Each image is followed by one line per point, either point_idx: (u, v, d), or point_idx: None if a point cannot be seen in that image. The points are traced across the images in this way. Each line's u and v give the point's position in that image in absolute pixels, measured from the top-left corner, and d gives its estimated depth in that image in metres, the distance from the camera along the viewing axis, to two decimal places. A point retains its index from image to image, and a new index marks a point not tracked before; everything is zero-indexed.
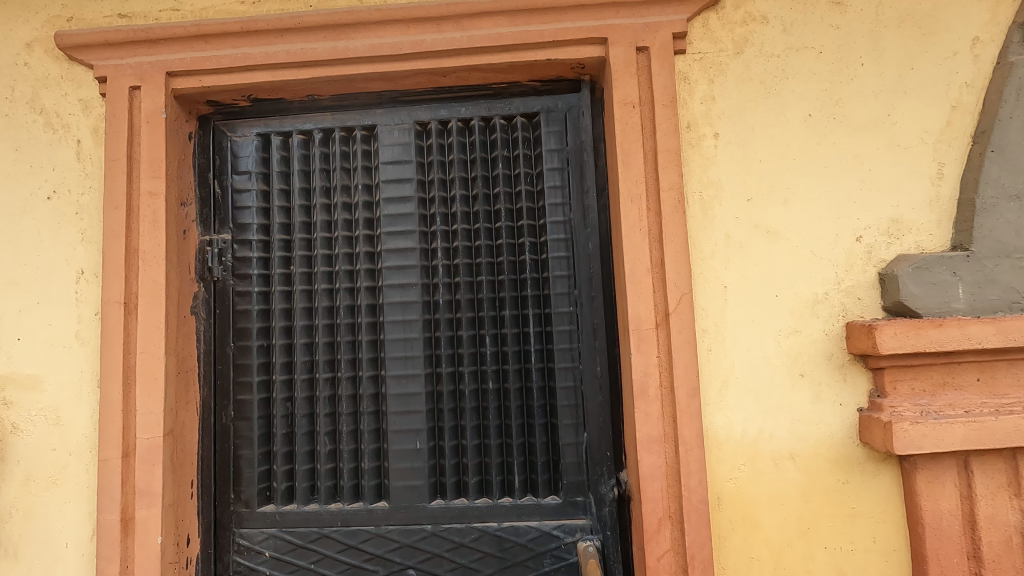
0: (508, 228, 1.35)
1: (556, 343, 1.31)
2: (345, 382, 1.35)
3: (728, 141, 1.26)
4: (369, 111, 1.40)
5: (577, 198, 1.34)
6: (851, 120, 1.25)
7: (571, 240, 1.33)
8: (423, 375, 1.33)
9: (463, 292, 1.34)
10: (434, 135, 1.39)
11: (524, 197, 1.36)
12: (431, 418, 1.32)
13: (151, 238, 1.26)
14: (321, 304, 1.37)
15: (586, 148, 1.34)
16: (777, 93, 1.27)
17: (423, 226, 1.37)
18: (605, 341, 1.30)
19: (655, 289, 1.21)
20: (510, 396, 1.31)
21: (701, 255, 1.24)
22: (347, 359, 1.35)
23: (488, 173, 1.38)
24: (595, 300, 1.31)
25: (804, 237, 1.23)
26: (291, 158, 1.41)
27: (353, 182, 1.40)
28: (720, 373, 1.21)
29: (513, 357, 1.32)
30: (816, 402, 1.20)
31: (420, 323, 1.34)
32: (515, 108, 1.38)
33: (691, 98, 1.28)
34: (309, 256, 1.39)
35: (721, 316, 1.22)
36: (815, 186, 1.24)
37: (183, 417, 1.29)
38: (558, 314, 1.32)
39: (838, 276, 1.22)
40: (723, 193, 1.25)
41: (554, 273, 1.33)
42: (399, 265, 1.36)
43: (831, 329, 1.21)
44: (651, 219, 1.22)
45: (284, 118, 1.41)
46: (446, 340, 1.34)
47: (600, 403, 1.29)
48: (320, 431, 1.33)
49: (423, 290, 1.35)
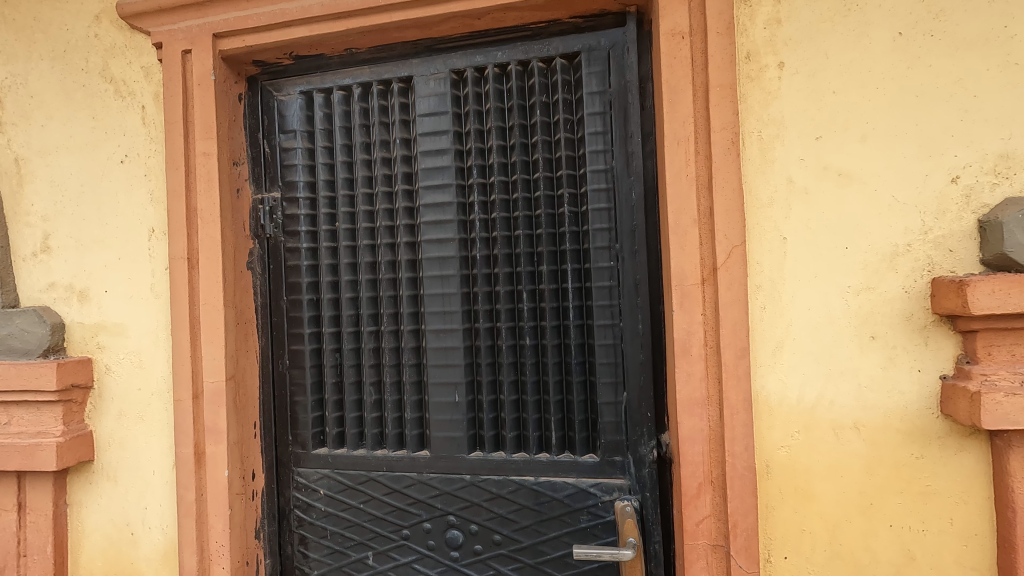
0: (545, 178, 1.29)
1: (595, 300, 1.26)
2: (387, 336, 1.38)
3: (795, 71, 1.10)
4: (405, 62, 1.37)
5: (619, 144, 1.25)
6: (954, 36, 1.05)
7: (613, 190, 1.25)
8: (461, 329, 1.33)
9: (501, 247, 1.31)
10: (471, 84, 1.33)
11: (564, 145, 1.28)
12: (468, 373, 1.33)
13: (207, 197, 1.34)
14: (364, 260, 1.40)
15: (630, 89, 1.24)
16: (860, 10, 1.08)
17: (460, 179, 1.34)
18: (648, 296, 1.22)
19: (703, 242, 1.11)
20: (547, 353, 1.28)
21: (757, 204, 1.11)
22: (390, 314, 1.38)
23: (526, 122, 1.31)
24: (637, 253, 1.23)
25: (885, 180, 1.07)
26: (332, 116, 1.43)
27: (390, 137, 1.40)
28: (775, 333, 1.10)
29: (551, 313, 1.28)
30: (889, 367, 1.06)
31: (457, 278, 1.33)
32: (554, 50, 1.29)
33: (751, 23, 1.12)
34: (351, 213, 1.42)
35: (778, 271, 1.10)
36: (901, 120, 1.06)
37: (243, 364, 1.39)
38: (598, 270, 1.26)
39: (925, 225, 1.05)
40: (786, 132, 1.10)
41: (595, 226, 1.26)
42: (436, 219, 1.35)
43: (912, 286, 1.06)
44: (700, 164, 1.11)
45: (324, 75, 1.42)
46: (483, 296, 1.32)
47: (641, 362, 1.23)
48: (366, 381, 1.39)
49: (460, 246, 1.34)
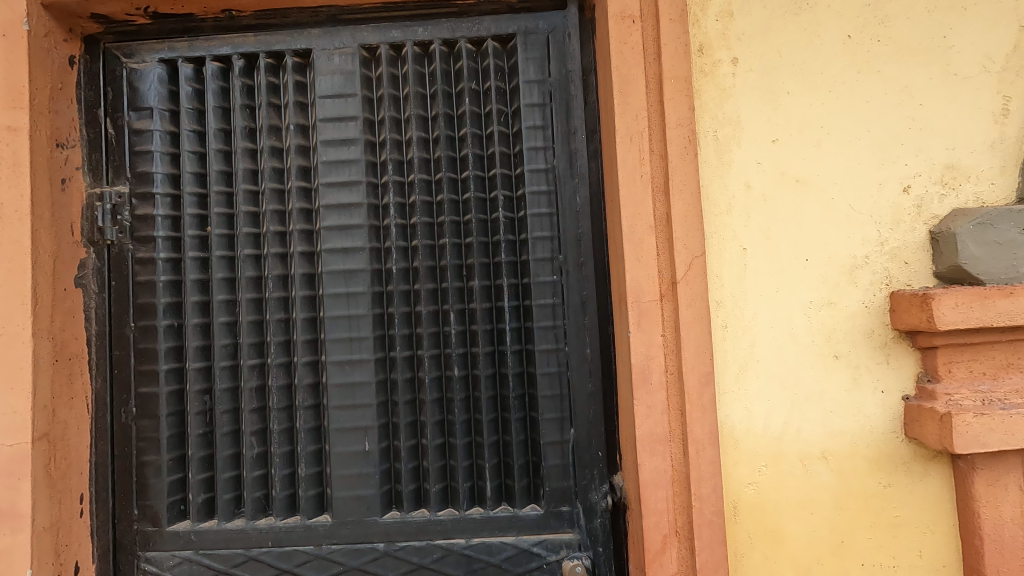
0: (475, 178, 1.09)
1: (536, 321, 1.07)
2: (274, 371, 1.09)
3: (749, 68, 1.01)
4: (302, 32, 1.12)
5: (561, 142, 1.08)
6: (899, 43, 1.01)
7: (555, 193, 1.08)
8: (373, 360, 1.08)
9: (423, 259, 1.09)
10: (385, 63, 1.11)
11: (497, 140, 1.09)
12: (382, 414, 1.08)
13: (11, 187, 0.97)
14: (245, 275, 1.10)
15: (572, 80, 1.09)
16: (810, 9, 1.02)
17: (372, 176, 1.10)
18: (596, 316, 1.06)
19: (660, 252, 0.96)
20: (480, 386, 1.07)
21: (715, 211, 1.00)
22: (279, 342, 1.09)
23: (452, 111, 1.11)
24: (582, 266, 1.07)
25: (841, 188, 1.00)
26: (204, 93, 1.13)
27: (282, 122, 1.13)
28: (738, 355, 0.98)
29: (484, 338, 1.07)
30: (853, 389, 0.98)
31: (368, 297, 1.08)
32: (484, 30, 1.10)
33: (703, 14, 1.02)
34: (229, 215, 1.12)
35: (739, 285, 0.99)
36: (854, 125, 1.01)
37: (65, 416, 1.02)
38: (538, 286, 1.07)
39: (881, 236, 0.99)
40: (742, 133, 1.01)
41: (535, 235, 1.08)
42: (340, 224, 1.10)
43: (872, 300, 0.99)
44: (655, 164, 0.98)
45: (194, 42, 1.12)
46: (400, 318, 1.08)
47: (590, 393, 1.05)
48: (247, 431, 1.08)
49: (372, 257, 1.09)
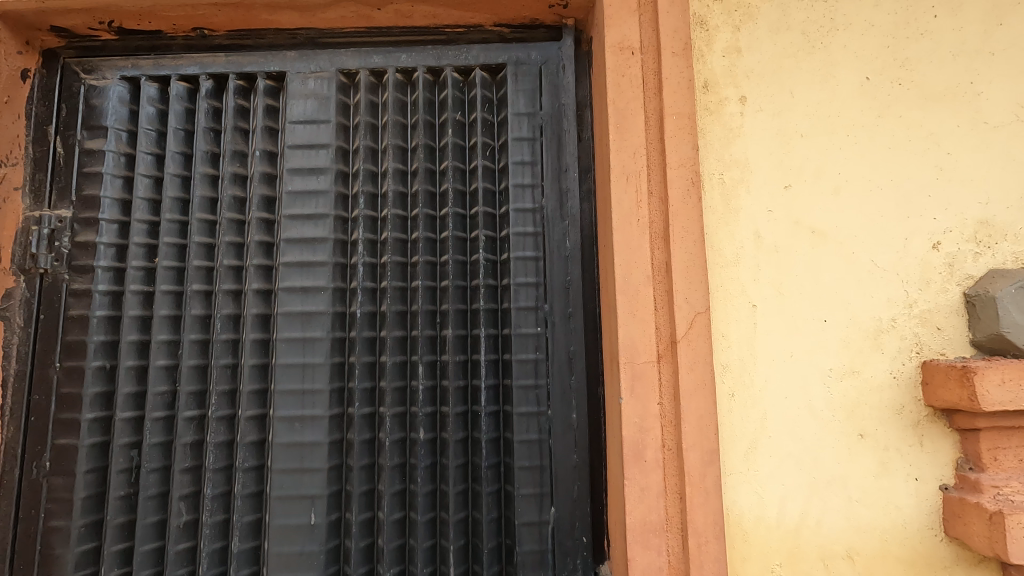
0: (455, 216, 0.99)
1: (515, 379, 0.93)
2: (213, 425, 0.95)
3: (758, 107, 0.93)
4: (277, 54, 1.04)
5: (551, 180, 0.99)
6: (922, 88, 0.93)
7: (543, 235, 0.97)
8: (327, 417, 0.94)
9: (392, 303, 0.97)
10: (363, 90, 1.02)
11: (481, 175, 1.00)
12: (333, 481, 0.93)
13: None
14: (192, 313, 0.98)
15: (565, 115, 1.00)
16: (824, 48, 0.94)
17: (341, 209, 1.00)
18: (585, 374, 0.93)
19: (659, 306, 0.84)
20: (449, 453, 0.92)
21: (721, 261, 0.88)
22: (223, 392, 0.96)
23: (434, 143, 1.02)
24: (572, 317, 0.95)
25: (863, 242, 0.89)
26: (166, 113, 1.03)
27: (249, 148, 1.03)
28: (747, 429, 0.84)
29: (455, 397, 0.93)
30: (882, 476, 0.84)
31: (327, 344, 0.96)
32: (472, 59, 1.03)
33: (709, 49, 0.94)
34: (180, 245, 1.00)
35: (749, 347, 0.86)
36: (875, 173, 0.91)
37: None
38: (520, 338, 0.95)
39: (909, 297, 0.88)
40: (751, 177, 0.91)
41: (519, 280, 0.96)
42: (303, 261, 0.98)
43: (901, 371, 0.86)
44: (654, 208, 0.87)
45: (160, 60, 1.04)
46: (362, 370, 0.95)
47: (575, 466, 0.91)
48: (174, 495, 0.93)
49: (335, 298, 0.97)
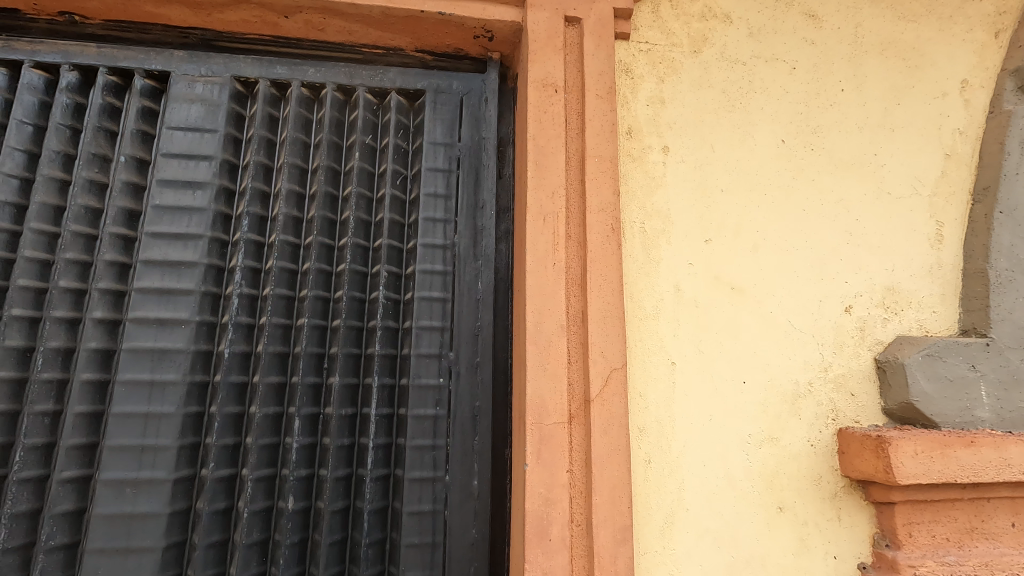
0: (355, 248, 0.87)
1: (409, 439, 0.81)
2: (12, 491, 0.75)
3: (680, 159, 0.91)
4: (162, 52, 0.91)
5: (465, 215, 0.90)
6: (832, 155, 0.95)
7: (453, 274, 0.88)
8: (170, 481, 0.77)
9: (270, 344, 0.82)
10: (261, 101, 0.91)
11: (389, 205, 0.90)
12: (169, 565, 0.76)
13: None
14: (11, 345, 0.78)
15: (486, 149, 0.93)
16: (744, 108, 0.95)
17: (218, 232, 0.86)
18: (489, 433, 0.82)
19: (573, 361, 0.76)
20: (320, 527, 0.78)
21: (641, 315, 0.82)
22: (35, 448, 0.77)
23: (338, 165, 0.91)
24: (479, 368, 0.84)
25: (780, 301, 0.87)
26: (11, 103, 0.86)
27: (113, 153, 0.87)
28: (664, 501, 0.76)
29: (334, 459, 0.80)
30: (801, 554, 0.77)
31: (181, 390, 0.80)
32: (388, 81, 0.95)
33: (633, 97, 0.92)
34: (7, 260, 0.81)
35: (667, 409, 0.79)
36: (790, 234, 0.90)
37: None
38: (418, 391, 0.83)
39: (825, 361, 0.85)
40: (672, 228, 0.87)
41: (422, 323, 0.85)
42: (163, 288, 0.83)
43: (818, 438, 0.82)
44: (571, 253, 0.81)
45: (14, 43, 0.88)
46: (223, 424, 0.80)
47: (473, 544, 0.79)
48: None
49: (198, 334, 0.82)
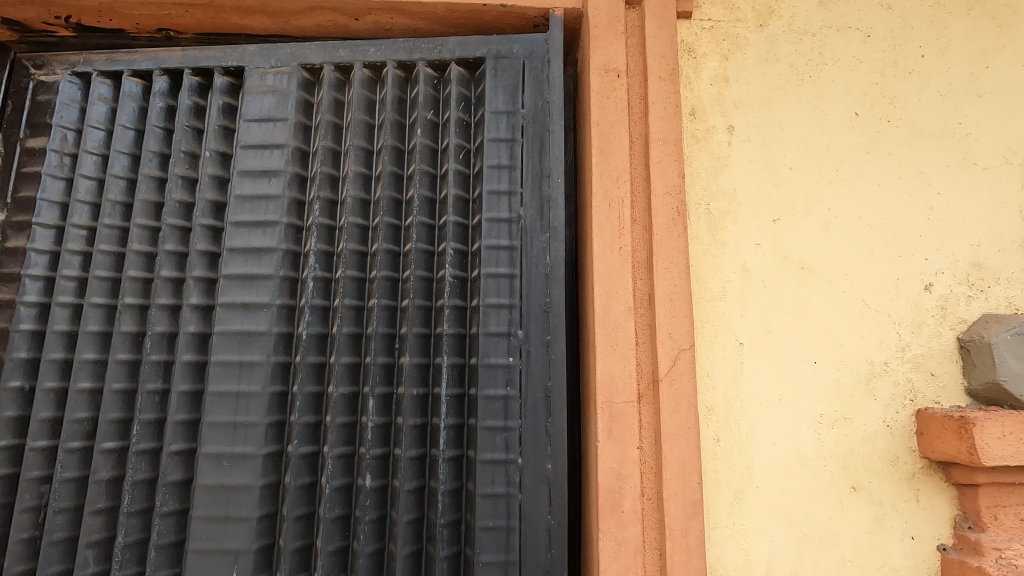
0: (420, 226, 0.91)
1: (480, 420, 0.85)
2: (132, 460, 0.86)
3: (746, 138, 0.90)
4: (237, 48, 0.97)
5: (531, 185, 0.89)
6: (911, 126, 0.91)
7: (519, 250, 0.88)
8: (260, 456, 0.85)
9: (343, 325, 0.89)
10: (328, 87, 0.94)
11: (453, 183, 0.91)
12: (264, 533, 0.84)
13: None
14: (123, 328, 0.89)
15: (551, 112, 0.90)
16: (813, 82, 0.92)
17: (294, 216, 0.92)
18: (559, 406, 0.84)
19: (641, 342, 0.78)
20: (397, 505, 0.84)
21: (707, 296, 0.83)
22: (148, 422, 0.87)
23: (402, 146, 0.95)
24: (549, 344, 0.86)
25: (853, 280, 0.85)
26: (118, 111, 0.96)
27: (201, 150, 0.96)
28: (734, 478, 0.78)
29: (408, 438, 0.86)
30: (876, 534, 0.77)
31: (266, 370, 0.87)
32: (447, 52, 0.93)
33: (697, 77, 0.92)
34: (117, 254, 0.92)
35: (735, 389, 0.80)
36: (864, 210, 0.88)
37: None
38: (487, 369, 0.86)
39: (901, 340, 0.83)
40: (738, 209, 0.87)
41: (490, 302, 0.88)
42: (247, 274, 0.90)
43: (894, 419, 0.81)
44: (637, 236, 0.82)
45: (115, 55, 0.97)
46: (304, 403, 0.87)
47: (547, 527, 0.82)
48: (82, 543, 0.84)
49: (280, 317, 0.89)
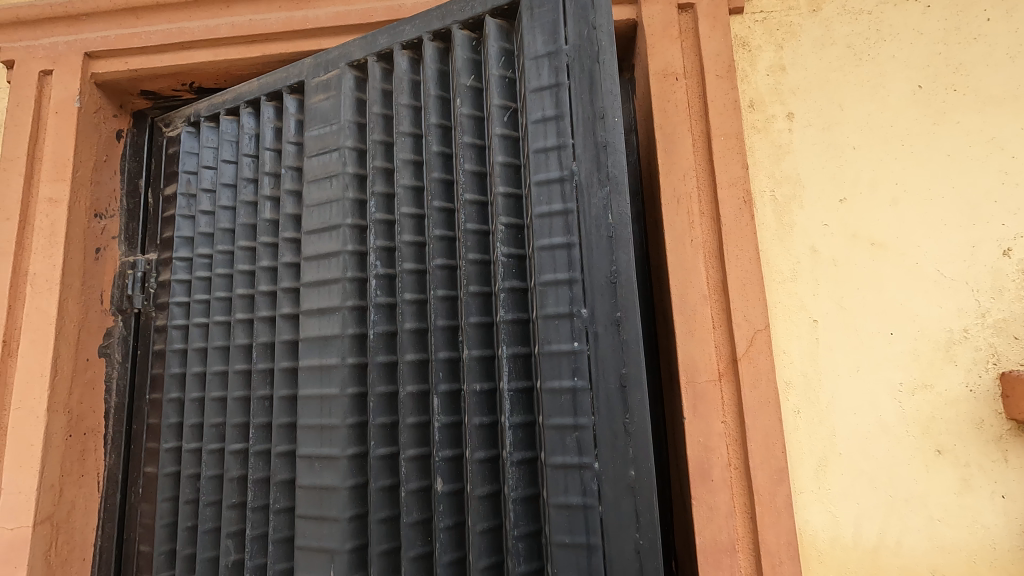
0: (471, 205, 0.83)
1: (546, 417, 0.73)
2: (252, 461, 0.92)
3: (806, 123, 0.93)
4: (297, 65, 0.99)
5: (583, 132, 0.75)
6: (979, 92, 0.91)
7: (576, 212, 0.74)
8: (344, 458, 0.82)
9: (406, 320, 0.84)
10: (376, 77, 0.91)
11: (499, 148, 0.81)
12: (354, 534, 0.81)
13: (46, 258, 0.99)
14: (238, 343, 0.97)
15: (599, 39, 0.75)
16: (872, 60, 0.94)
17: (354, 215, 0.88)
18: (638, 391, 0.70)
19: (718, 325, 0.85)
20: (469, 514, 0.77)
21: (778, 278, 0.88)
22: (262, 425, 0.93)
23: (450, 124, 0.87)
24: (621, 318, 0.71)
25: (926, 251, 0.87)
26: (220, 147, 1.06)
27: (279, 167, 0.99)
28: (816, 446, 0.83)
29: (475, 439, 0.78)
30: (965, 494, 0.80)
31: (342, 372, 0.84)
32: (479, 8, 0.84)
33: (753, 70, 0.96)
34: (228, 275, 1.02)
35: (812, 364, 0.85)
36: (934, 182, 0.89)
37: (73, 497, 0.98)
38: (550, 359, 0.74)
39: (980, 307, 0.85)
40: (804, 193, 0.91)
41: (548, 277, 0.75)
42: (319, 279, 0.89)
43: (977, 383, 0.83)
44: (706, 228, 0.88)
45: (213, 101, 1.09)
46: (378, 404, 0.83)
47: (637, 547, 0.68)
48: (223, 533, 0.91)
49: (354, 317, 0.86)
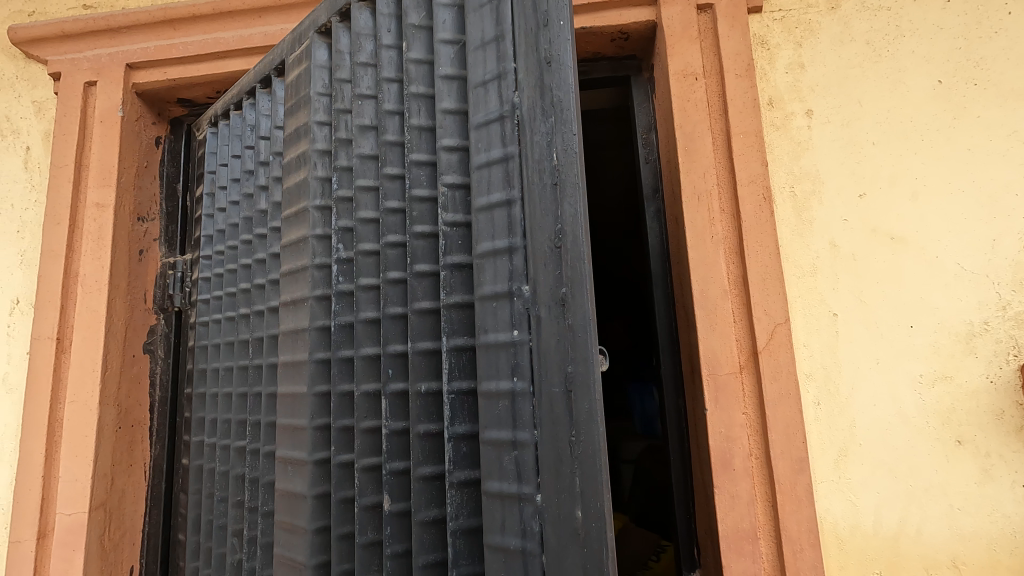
0: (416, 166, 0.64)
1: (483, 429, 0.56)
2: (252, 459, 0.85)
3: (825, 119, 0.95)
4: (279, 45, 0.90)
5: (527, 58, 0.56)
6: (1000, 86, 0.92)
7: (518, 157, 0.56)
8: (309, 464, 0.70)
9: (361, 310, 0.68)
10: (341, 40, 0.75)
11: (449, 94, 0.63)
12: (320, 549, 0.68)
13: (94, 259, 1.05)
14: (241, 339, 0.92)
15: None
16: (891, 56, 0.95)
17: (323, 196, 0.75)
18: (586, 395, 0.50)
19: (738, 319, 0.87)
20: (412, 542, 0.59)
21: (798, 272, 0.90)
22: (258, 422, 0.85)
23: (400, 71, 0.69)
24: (564, 293, 0.52)
25: (945, 244, 0.89)
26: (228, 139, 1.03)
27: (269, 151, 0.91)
28: (836, 436, 0.85)
29: (417, 452, 0.60)
30: (985, 483, 0.82)
31: (308, 368, 0.71)
32: None
33: (771, 68, 0.97)
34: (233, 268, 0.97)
35: (832, 357, 0.87)
36: (954, 175, 0.90)
37: (123, 485, 1.03)
38: (487, 354, 0.56)
39: (1001, 299, 0.86)
40: (824, 188, 0.92)
41: (485, 247, 0.57)
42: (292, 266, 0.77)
43: (998, 374, 0.84)
44: (726, 225, 0.90)
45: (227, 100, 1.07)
46: (338, 405, 0.69)
47: None
48: (230, 531, 0.85)
49: (321, 307, 0.72)
